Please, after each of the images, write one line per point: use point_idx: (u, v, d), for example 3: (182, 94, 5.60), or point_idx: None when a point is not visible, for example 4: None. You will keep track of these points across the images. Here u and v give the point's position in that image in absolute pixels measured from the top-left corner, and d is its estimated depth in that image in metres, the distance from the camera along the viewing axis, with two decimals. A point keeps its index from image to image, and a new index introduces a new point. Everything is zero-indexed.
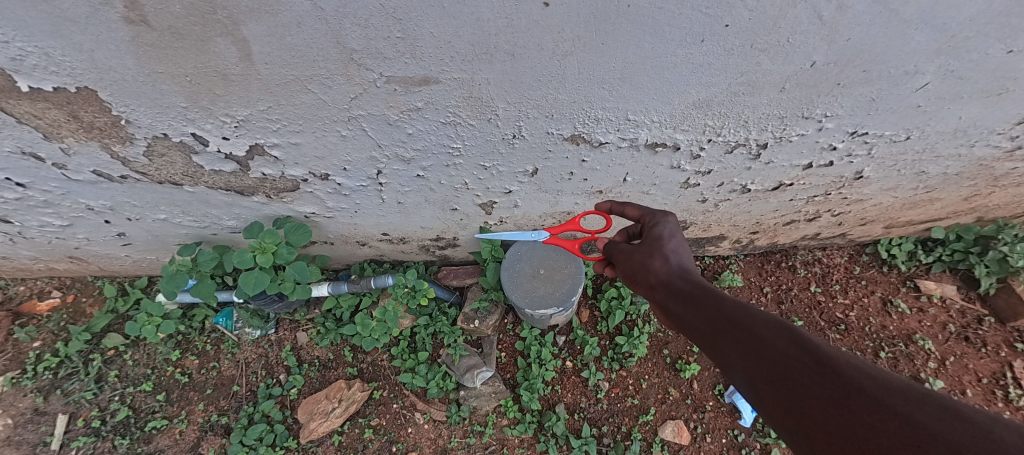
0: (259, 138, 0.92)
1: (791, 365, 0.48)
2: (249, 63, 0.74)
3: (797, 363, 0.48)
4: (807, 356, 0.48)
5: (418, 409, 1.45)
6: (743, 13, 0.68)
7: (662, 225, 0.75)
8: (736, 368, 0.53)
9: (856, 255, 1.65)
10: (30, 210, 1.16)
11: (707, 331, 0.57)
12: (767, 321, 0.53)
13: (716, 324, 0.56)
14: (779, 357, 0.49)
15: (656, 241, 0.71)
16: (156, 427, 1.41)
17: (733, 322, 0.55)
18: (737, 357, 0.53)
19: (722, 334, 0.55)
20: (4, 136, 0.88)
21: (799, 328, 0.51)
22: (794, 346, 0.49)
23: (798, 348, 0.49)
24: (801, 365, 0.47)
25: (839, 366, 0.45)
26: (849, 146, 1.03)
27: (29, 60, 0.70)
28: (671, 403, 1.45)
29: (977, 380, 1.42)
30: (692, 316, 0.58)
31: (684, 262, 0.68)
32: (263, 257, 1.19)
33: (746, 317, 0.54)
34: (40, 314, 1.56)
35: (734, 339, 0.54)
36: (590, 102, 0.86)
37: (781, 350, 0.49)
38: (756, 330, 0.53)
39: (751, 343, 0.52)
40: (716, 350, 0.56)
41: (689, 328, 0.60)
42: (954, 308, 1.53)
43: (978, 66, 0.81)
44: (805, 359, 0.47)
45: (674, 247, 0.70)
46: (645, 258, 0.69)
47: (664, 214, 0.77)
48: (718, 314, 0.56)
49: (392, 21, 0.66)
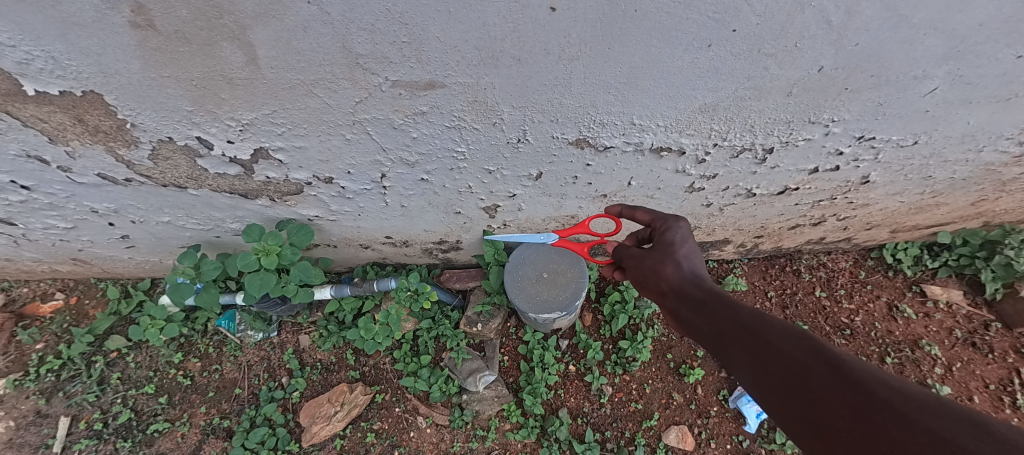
0: (264, 141, 0.92)
1: (806, 375, 0.47)
2: (255, 67, 0.73)
3: (813, 372, 0.47)
4: (822, 365, 0.47)
5: (420, 413, 1.45)
6: (751, 18, 0.68)
7: (673, 230, 0.74)
8: (751, 377, 0.52)
9: (861, 259, 1.64)
10: (35, 212, 1.17)
11: (721, 339, 0.57)
12: (783, 330, 0.52)
13: (730, 332, 0.56)
14: (794, 366, 0.49)
15: (668, 246, 0.71)
16: (157, 430, 1.41)
17: (747, 330, 0.54)
18: (752, 366, 0.52)
19: (736, 342, 0.55)
20: (10, 139, 0.88)
21: (814, 336, 0.50)
22: (810, 355, 0.48)
23: (814, 357, 0.48)
24: (816, 374, 0.47)
25: (857, 375, 0.44)
26: (855, 151, 1.03)
27: (35, 64, 0.71)
28: (675, 408, 1.44)
29: (984, 386, 1.40)
30: (704, 323, 0.58)
31: (696, 268, 0.67)
32: (267, 259, 1.18)
33: (761, 325, 0.54)
34: (43, 316, 1.57)
35: (747, 347, 0.53)
36: (596, 106, 0.86)
37: (796, 359, 0.49)
38: (771, 338, 0.52)
39: (765, 352, 0.51)
40: (730, 359, 0.55)
41: (703, 336, 0.60)
42: (960, 314, 1.52)
43: (987, 71, 0.80)
44: (821, 368, 0.47)
45: (686, 252, 0.69)
46: (656, 264, 0.69)
47: (675, 219, 0.76)
48: (731, 322, 0.56)
49: (399, 26, 0.66)
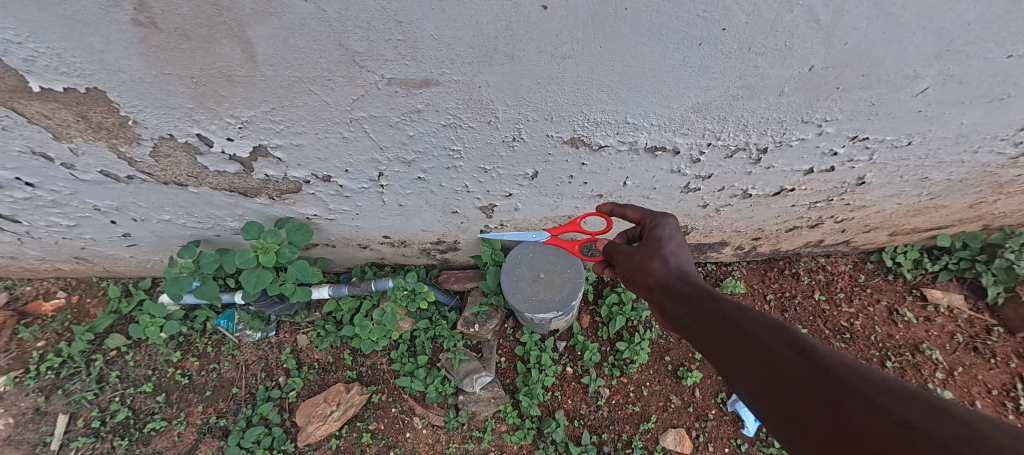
0: (263, 139, 0.93)
1: (783, 365, 0.47)
2: (253, 64, 0.75)
3: (790, 362, 0.47)
4: (799, 355, 0.47)
5: (417, 414, 1.44)
6: (740, 17, 0.69)
7: (662, 226, 0.74)
8: (727, 367, 0.53)
9: (861, 262, 1.63)
10: (38, 210, 1.18)
11: (701, 331, 0.57)
12: (767, 325, 0.52)
13: (710, 323, 0.56)
14: (772, 356, 0.49)
15: (656, 242, 0.71)
16: (155, 428, 1.41)
17: (727, 321, 0.54)
18: (730, 357, 0.52)
19: (716, 333, 0.55)
20: (15, 136, 0.90)
21: (797, 331, 0.50)
22: (787, 345, 0.49)
23: (791, 348, 0.48)
24: (793, 365, 0.47)
25: (833, 366, 0.45)
26: (850, 152, 1.03)
27: (40, 61, 0.72)
28: (673, 411, 1.43)
29: (986, 391, 1.39)
30: (687, 315, 0.58)
31: (683, 264, 0.67)
32: (265, 256, 1.19)
33: (740, 316, 0.54)
34: (45, 314, 1.58)
35: (727, 339, 0.53)
36: (589, 105, 0.87)
37: (774, 350, 0.49)
38: (750, 329, 0.52)
39: (744, 343, 0.51)
40: (714, 353, 0.55)
41: (684, 328, 0.60)
42: (961, 318, 1.51)
43: (978, 71, 0.81)
44: (798, 358, 0.47)
45: (673, 248, 0.70)
46: (644, 260, 0.70)
47: (664, 216, 0.76)
48: (712, 314, 0.56)
49: (394, 23, 0.68)
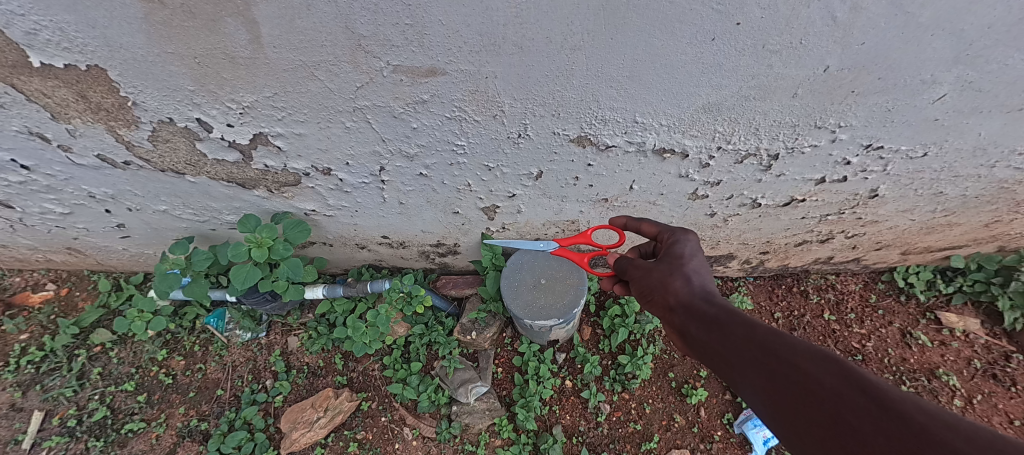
0: (264, 127, 0.92)
1: (840, 404, 0.41)
2: (258, 46, 0.74)
3: (847, 400, 0.41)
4: (858, 393, 0.41)
5: (407, 424, 1.38)
6: (756, 11, 0.67)
7: (682, 242, 0.71)
8: (770, 404, 0.48)
9: (872, 282, 1.59)
10: (33, 195, 1.16)
11: (737, 361, 0.53)
12: (811, 355, 0.47)
13: (746, 352, 0.52)
14: (822, 392, 0.43)
15: (676, 259, 0.68)
16: (132, 429, 1.35)
17: (766, 350, 0.50)
18: (771, 392, 0.48)
19: (753, 363, 0.51)
20: (12, 114, 0.88)
21: (850, 362, 0.44)
22: (842, 381, 0.43)
23: (849, 385, 0.42)
24: (852, 404, 0.41)
25: (907, 410, 0.37)
26: (863, 161, 1.00)
27: (42, 35, 0.71)
28: (677, 431, 1.37)
29: (1008, 422, 1.32)
30: (718, 342, 0.55)
31: (706, 283, 0.65)
32: (258, 251, 1.16)
33: (783, 346, 0.50)
34: (31, 306, 1.54)
35: (768, 372, 0.49)
36: (599, 101, 0.85)
37: (828, 386, 0.43)
38: (793, 361, 0.47)
39: (789, 376, 0.47)
40: (751, 385, 0.51)
41: (715, 358, 0.56)
42: (979, 344, 1.44)
43: (999, 78, 0.79)
44: (857, 397, 0.41)
45: (696, 266, 0.67)
46: (664, 277, 0.67)
47: (684, 232, 0.74)
48: (748, 341, 0.53)
49: (402, 7, 0.67)
